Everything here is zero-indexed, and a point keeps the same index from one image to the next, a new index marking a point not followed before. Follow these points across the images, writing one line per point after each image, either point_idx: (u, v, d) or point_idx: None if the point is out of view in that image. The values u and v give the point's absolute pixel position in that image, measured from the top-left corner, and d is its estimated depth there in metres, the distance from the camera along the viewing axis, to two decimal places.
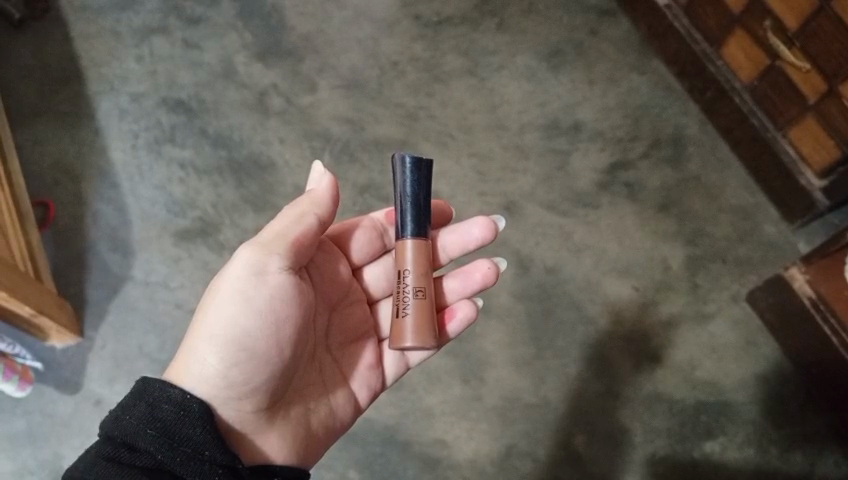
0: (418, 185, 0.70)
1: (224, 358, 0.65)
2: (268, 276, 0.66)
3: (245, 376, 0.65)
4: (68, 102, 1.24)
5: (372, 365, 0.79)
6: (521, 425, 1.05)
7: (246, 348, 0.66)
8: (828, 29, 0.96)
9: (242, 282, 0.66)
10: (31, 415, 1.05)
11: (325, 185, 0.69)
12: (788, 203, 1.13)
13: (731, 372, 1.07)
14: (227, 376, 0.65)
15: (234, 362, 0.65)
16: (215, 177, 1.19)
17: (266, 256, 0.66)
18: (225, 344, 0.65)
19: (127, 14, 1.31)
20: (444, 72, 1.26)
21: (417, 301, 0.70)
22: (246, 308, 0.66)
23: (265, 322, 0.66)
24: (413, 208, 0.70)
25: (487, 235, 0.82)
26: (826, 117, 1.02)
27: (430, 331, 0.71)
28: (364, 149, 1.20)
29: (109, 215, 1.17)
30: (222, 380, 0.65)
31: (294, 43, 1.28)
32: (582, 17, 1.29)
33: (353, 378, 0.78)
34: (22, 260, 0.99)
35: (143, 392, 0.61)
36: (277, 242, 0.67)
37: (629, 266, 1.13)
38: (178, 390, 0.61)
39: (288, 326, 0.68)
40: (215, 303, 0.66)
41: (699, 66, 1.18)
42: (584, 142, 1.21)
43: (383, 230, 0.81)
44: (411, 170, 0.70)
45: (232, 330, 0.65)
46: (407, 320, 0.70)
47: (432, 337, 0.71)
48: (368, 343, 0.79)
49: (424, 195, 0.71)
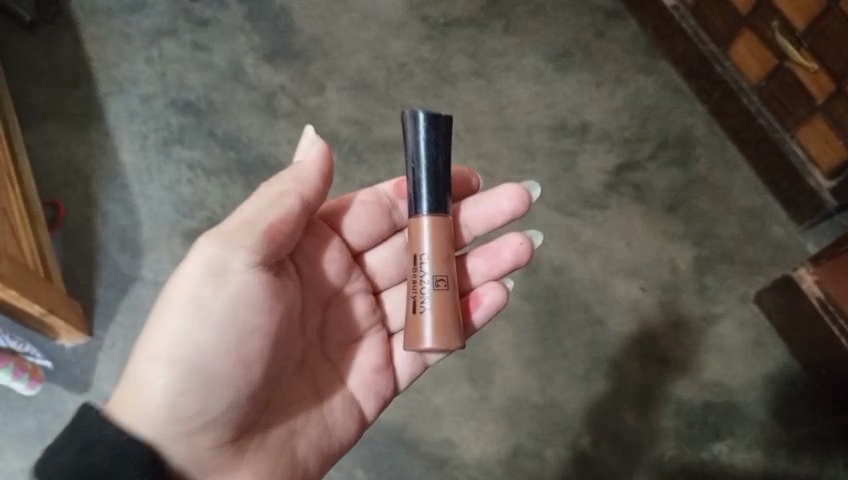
0: (435, 143, 0.69)
1: (173, 381, 0.61)
2: (225, 284, 0.63)
3: (202, 394, 0.61)
4: (78, 103, 1.25)
5: (375, 368, 0.77)
6: (529, 426, 1.05)
7: (199, 368, 0.61)
8: (836, 29, 0.96)
9: (196, 291, 0.62)
10: (41, 414, 1.06)
11: (317, 154, 0.68)
12: (797, 203, 1.12)
13: (740, 373, 1.06)
14: (177, 403, 0.61)
15: (186, 385, 0.61)
16: (224, 178, 1.20)
17: (224, 259, 0.62)
18: (175, 365, 0.61)
19: (137, 16, 1.33)
20: (452, 74, 1.26)
21: (438, 293, 0.68)
22: (201, 321, 0.62)
23: (223, 338, 0.62)
24: (429, 166, 0.69)
25: (519, 205, 0.81)
26: (834, 117, 1.02)
27: (452, 325, 0.68)
28: (372, 150, 1.21)
29: (118, 216, 1.18)
30: (177, 397, 0.61)
31: (302, 45, 1.29)
32: (589, 18, 1.30)
33: (352, 381, 0.76)
34: (33, 260, 1.00)
35: (77, 429, 0.58)
36: (238, 238, 0.63)
37: (637, 267, 1.13)
38: (114, 430, 0.58)
39: (249, 341, 0.64)
40: (162, 318, 0.62)
41: (707, 66, 1.18)
42: (591, 143, 1.21)
43: (392, 204, 0.81)
44: (426, 128, 0.69)
45: (181, 349, 0.61)
46: (425, 319, 0.68)
47: (458, 337, 0.69)
48: (370, 341, 0.78)
49: (441, 154, 0.69)
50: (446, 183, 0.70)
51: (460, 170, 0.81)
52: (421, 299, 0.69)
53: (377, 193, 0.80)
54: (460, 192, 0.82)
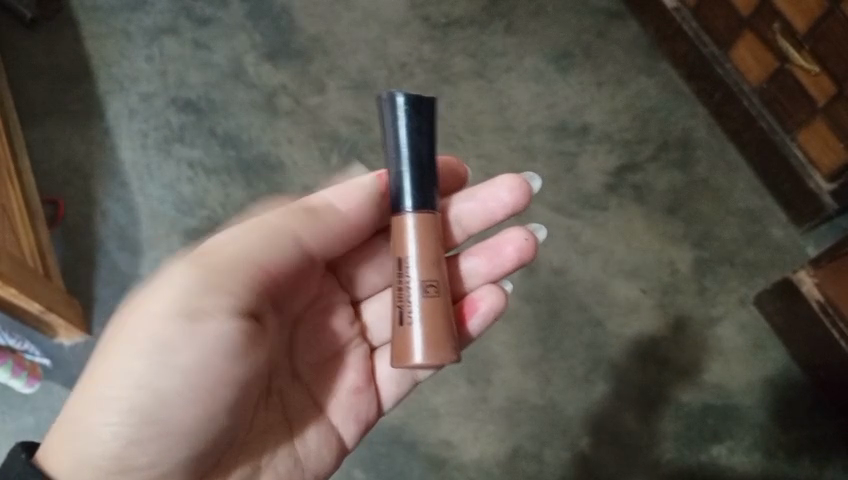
0: (416, 125, 0.65)
1: (124, 425, 0.58)
2: (195, 325, 0.60)
3: (157, 435, 0.59)
4: (79, 101, 1.25)
5: (354, 389, 0.74)
6: (528, 427, 1.05)
7: (155, 413, 0.59)
8: (837, 32, 0.95)
9: (162, 329, 0.59)
10: (40, 412, 1.05)
11: (358, 199, 0.72)
12: (797, 206, 1.12)
13: (739, 375, 1.06)
14: (126, 448, 0.58)
15: (139, 430, 0.59)
16: (224, 177, 1.20)
17: (203, 301, 0.61)
18: (129, 407, 0.58)
19: (137, 15, 1.32)
20: (453, 74, 1.26)
21: (428, 302, 0.65)
22: (163, 362, 0.59)
23: (185, 383, 0.60)
24: (413, 154, 0.65)
25: (520, 198, 0.80)
26: (835, 120, 1.02)
27: (443, 340, 0.64)
28: (372, 149, 1.21)
29: (118, 214, 1.17)
30: (133, 435, 0.58)
31: (303, 43, 1.29)
32: (590, 19, 1.30)
33: (327, 404, 0.73)
34: (32, 258, 1.00)
35: (6, 475, 0.58)
36: (219, 274, 0.62)
37: (636, 268, 1.13)
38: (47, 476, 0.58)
39: (216, 388, 0.61)
40: (117, 354, 0.59)
41: (708, 68, 1.18)
42: (592, 144, 1.21)
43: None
44: (407, 109, 0.65)
45: (136, 391, 0.58)
46: (413, 331, 0.64)
47: (450, 351, 0.64)
48: (348, 359, 0.75)
49: (424, 141, 0.65)
50: (429, 166, 0.66)
51: (450, 164, 0.81)
52: (407, 311, 0.65)
53: None
54: (456, 186, 0.82)
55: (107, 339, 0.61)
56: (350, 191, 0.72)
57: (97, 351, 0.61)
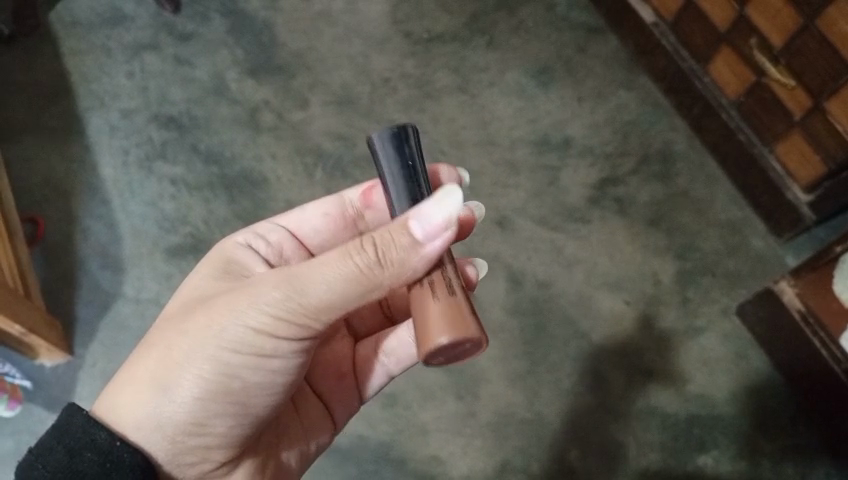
0: (405, 161, 0.57)
1: (207, 406, 0.60)
2: (284, 343, 0.59)
3: (223, 419, 0.61)
4: (58, 118, 1.24)
5: (337, 374, 0.75)
6: (515, 441, 1.05)
7: (236, 401, 0.61)
8: (812, 47, 0.97)
9: (253, 340, 0.58)
10: (20, 435, 1.03)
11: (439, 244, 0.54)
12: (775, 217, 1.14)
13: (722, 385, 1.08)
14: (203, 425, 0.61)
15: (219, 412, 0.61)
16: (207, 193, 1.19)
17: (296, 329, 0.58)
18: (214, 392, 0.60)
19: (118, 30, 1.31)
20: (435, 89, 1.27)
21: (446, 285, 0.55)
22: (250, 364, 0.60)
23: (266, 381, 0.61)
24: (407, 183, 0.57)
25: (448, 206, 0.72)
26: (812, 132, 1.03)
27: (468, 317, 0.53)
28: (356, 165, 1.20)
29: (100, 232, 1.16)
30: (203, 413, 0.60)
31: (286, 59, 1.29)
32: (571, 34, 1.31)
33: (319, 386, 0.74)
34: (13, 278, 0.98)
35: (63, 433, 0.57)
36: (307, 312, 0.56)
37: (619, 281, 1.14)
38: (105, 435, 0.58)
39: (289, 385, 0.64)
40: (207, 345, 0.59)
41: (686, 82, 1.20)
42: (574, 158, 1.22)
43: (358, 215, 0.76)
44: (392, 146, 0.56)
45: (224, 380, 0.60)
46: (439, 304, 0.53)
47: (479, 326, 0.53)
48: (335, 344, 0.75)
49: (421, 168, 0.58)
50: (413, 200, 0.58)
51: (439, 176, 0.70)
52: (431, 286, 0.55)
53: (343, 200, 0.75)
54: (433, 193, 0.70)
55: (195, 326, 0.59)
56: (442, 236, 0.54)
57: (184, 333, 0.60)
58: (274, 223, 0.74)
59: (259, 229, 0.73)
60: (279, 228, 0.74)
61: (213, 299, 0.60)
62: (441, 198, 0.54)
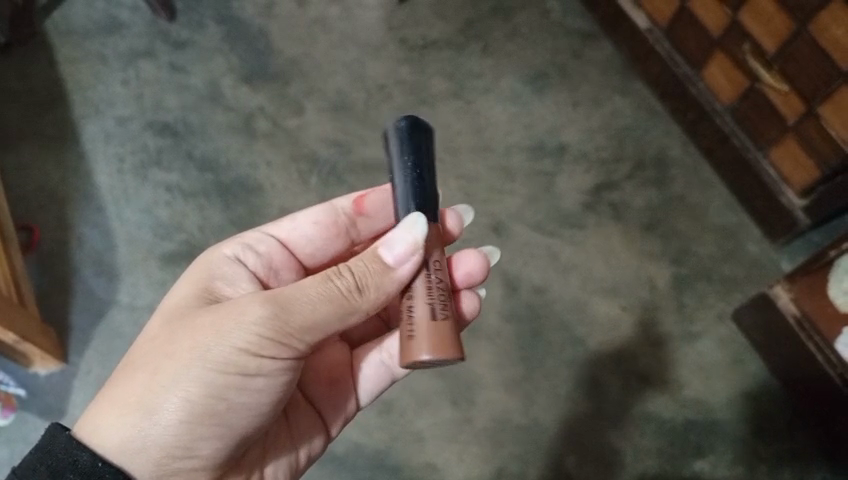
0: (417, 154, 0.60)
1: (193, 429, 0.59)
2: (270, 362, 0.59)
3: (209, 441, 0.60)
4: (53, 125, 1.24)
5: (330, 379, 0.75)
6: (512, 447, 1.05)
7: (222, 423, 0.60)
8: (804, 52, 0.97)
9: (240, 360, 0.58)
10: (14, 444, 1.03)
11: (410, 266, 0.59)
12: (770, 221, 1.14)
13: (718, 390, 1.07)
14: (189, 447, 0.59)
15: (205, 435, 0.60)
16: (202, 200, 1.19)
17: (280, 348, 0.59)
18: (200, 414, 0.59)
19: (114, 38, 1.32)
20: (430, 95, 1.27)
21: (433, 299, 0.58)
22: (236, 384, 0.59)
23: (252, 402, 0.61)
24: (413, 177, 0.60)
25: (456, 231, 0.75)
26: (805, 137, 1.03)
27: (451, 337, 0.56)
28: (351, 171, 1.20)
29: (94, 239, 1.16)
30: (189, 436, 0.59)
31: (281, 66, 1.29)
32: (566, 40, 1.32)
33: (314, 394, 0.74)
34: (7, 286, 0.98)
35: (46, 453, 0.57)
36: (290, 330, 0.58)
37: (615, 286, 1.14)
38: (87, 456, 0.57)
39: (275, 405, 0.63)
40: (194, 366, 0.58)
41: (681, 87, 1.20)
42: (569, 164, 1.22)
43: (350, 223, 0.76)
44: (406, 137, 0.60)
45: (210, 402, 0.59)
46: (424, 320, 0.57)
47: (458, 347, 0.56)
48: (330, 349, 0.76)
49: (429, 169, 0.61)
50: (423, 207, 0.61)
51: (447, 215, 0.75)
52: (422, 297, 0.58)
53: (335, 207, 0.75)
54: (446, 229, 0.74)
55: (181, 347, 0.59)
56: (412, 258, 0.59)
57: (170, 355, 0.59)
58: (264, 234, 0.74)
59: (248, 239, 0.73)
60: (269, 239, 0.74)
61: (199, 321, 0.60)
62: (409, 226, 0.59)
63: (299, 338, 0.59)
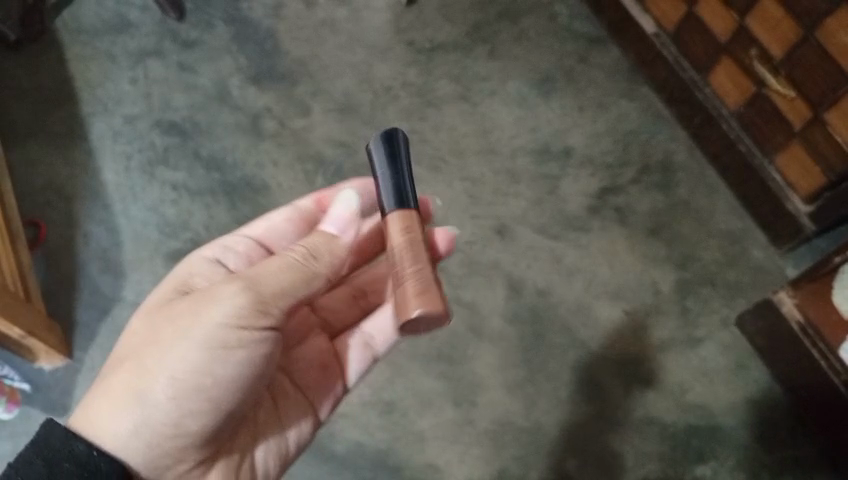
0: (394, 152, 0.65)
1: (180, 404, 0.62)
2: (248, 335, 0.62)
3: (197, 415, 0.63)
4: (61, 123, 1.25)
5: (317, 366, 0.76)
6: (513, 449, 1.05)
7: (208, 397, 0.63)
8: (811, 58, 0.97)
9: (218, 335, 0.61)
10: (18, 439, 1.03)
11: (350, 234, 0.66)
12: (775, 227, 1.14)
13: (721, 396, 1.07)
14: (178, 423, 0.62)
15: (193, 409, 0.62)
16: (208, 199, 1.19)
17: (256, 320, 0.61)
18: (186, 390, 0.62)
19: (123, 37, 1.32)
20: (437, 98, 1.27)
21: (412, 261, 0.61)
22: (218, 359, 0.62)
23: (236, 376, 0.63)
24: (393, 172, 0.65)
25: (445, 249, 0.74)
26: (811, 143, 1.03)
27: (438, 293, 0.59)
28: (357, 172, 1.21)
29: (101, 236, 1.16)
30: (177, 412, 0.62)
31: (289, 67, 1.30)
32: (572, 44, 1.31)
33: (300, 382, 0.75)
34: (13, 281, 0.99)
35: (43, 446, 0.56)
36: (262, 301, 0.61)
37: (619, 290, 1.14)
38: (83, 445, 0.58)
39: (258, 378, 0.66)
40: (177, 344, 0.61)
41: (688, 92, 1.20)
42: (574, 167, 1.22)
43: (317, 220, 0.78)
44: (380, 141, 0.66)
45: (194, 378, 0.62)
46: (410, 281, 0.59)
47: (446, 302, 0.59)
48: (312, 338, 0.77)
49: (406, 162, 0.66)
50: (414, 192, 0.66)
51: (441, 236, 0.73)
52: (404, 263, 0.61)
53: (297, 206, 0.77)
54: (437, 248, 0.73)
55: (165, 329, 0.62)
56: (352, 227, 0.66)
57: (156, 338, 0.62)
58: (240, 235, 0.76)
59: (225, 241, 0.74)
60: (245, 239, 0.75)
61: (180, 306, 0.64)
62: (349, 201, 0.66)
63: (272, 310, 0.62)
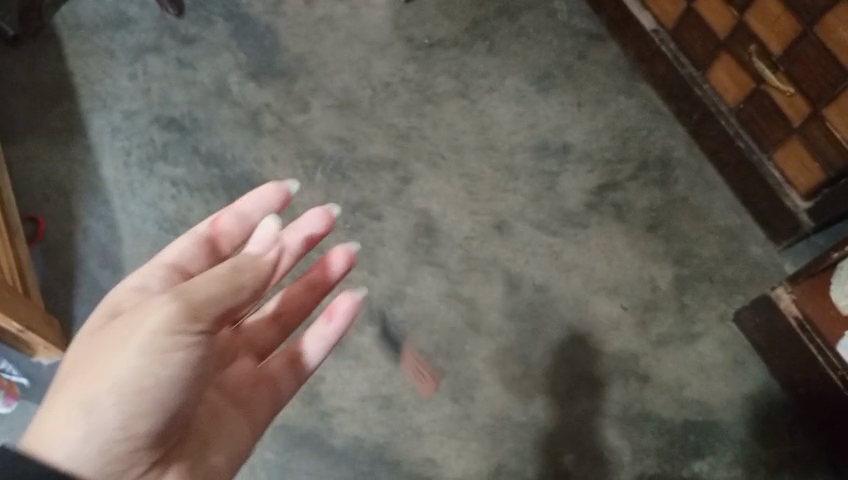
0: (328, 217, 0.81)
1: (127, 416, 0.56)
2: (185, 340, 0.57)
3: (145, 424, 0.58)
4: (60, 119, 1.25)
5: (253, 384, 0.76)
6: (511, 444, 1.05)
7: (152, 405, 0.57)
8: (811, 53, 0.97)
9: (156, 342, 0.56)
10: (16, 433, 1.04)
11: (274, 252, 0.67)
12: (774, 224, 1.14)
13: (719, 391, 1.08)
14: (125, 431, 0.57)
15: (141, 420, 0.57)
16: (207, 195, 1.20)
17: (192, 326, 0.57)
18: (130, 400, 0.56)
19: (122, 33, 1.32)
20: (436, 94, 1.27)
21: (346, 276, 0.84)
22: (158, 367, 0.56)
23: (179, 385, 0.58)
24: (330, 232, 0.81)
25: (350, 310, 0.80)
26: (810, 139, 1.03)
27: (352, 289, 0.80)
28: (356, 168, 1.21)
29: (100, 232, 1.17)
30: (122, 424, 0.57)
31: (288, 63, 1.30)
32: (571, 41, 1.31)
33: (241, 397, 0.74)
34: (11, 276, 0.99)
35: None
36: (195, 307, 0.57)
37: (617, 286, 1.14)
38: (36, 468, 0.52)
39: (198, 385, 0.61)
40: (118, 355, 0.56)
41: (686, 88, 1.20)
42: (573, 164, 1.22)
43: (217, 242, 0.76)
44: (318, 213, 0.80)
45: (135, 387, 0.56)
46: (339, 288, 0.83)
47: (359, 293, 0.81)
48: (241, 360, 0.77)
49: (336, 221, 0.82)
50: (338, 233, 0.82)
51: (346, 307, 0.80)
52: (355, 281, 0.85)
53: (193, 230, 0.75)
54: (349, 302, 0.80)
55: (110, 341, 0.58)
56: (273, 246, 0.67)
57: (100, 352, 0.58)
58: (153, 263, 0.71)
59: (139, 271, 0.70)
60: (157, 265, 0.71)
61: (116, 320, 0.59)
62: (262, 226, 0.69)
63: (210, 316, 0.58)
